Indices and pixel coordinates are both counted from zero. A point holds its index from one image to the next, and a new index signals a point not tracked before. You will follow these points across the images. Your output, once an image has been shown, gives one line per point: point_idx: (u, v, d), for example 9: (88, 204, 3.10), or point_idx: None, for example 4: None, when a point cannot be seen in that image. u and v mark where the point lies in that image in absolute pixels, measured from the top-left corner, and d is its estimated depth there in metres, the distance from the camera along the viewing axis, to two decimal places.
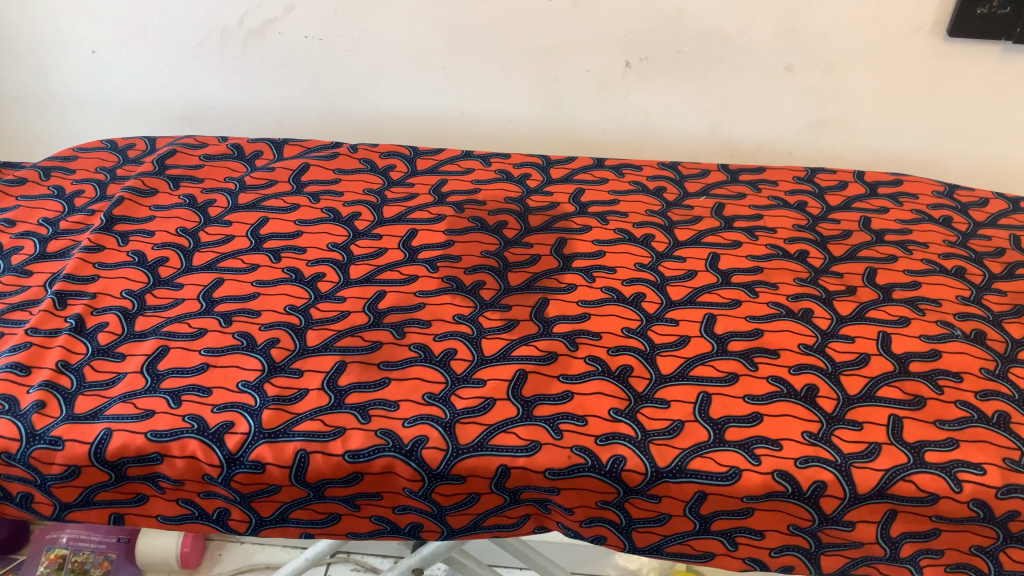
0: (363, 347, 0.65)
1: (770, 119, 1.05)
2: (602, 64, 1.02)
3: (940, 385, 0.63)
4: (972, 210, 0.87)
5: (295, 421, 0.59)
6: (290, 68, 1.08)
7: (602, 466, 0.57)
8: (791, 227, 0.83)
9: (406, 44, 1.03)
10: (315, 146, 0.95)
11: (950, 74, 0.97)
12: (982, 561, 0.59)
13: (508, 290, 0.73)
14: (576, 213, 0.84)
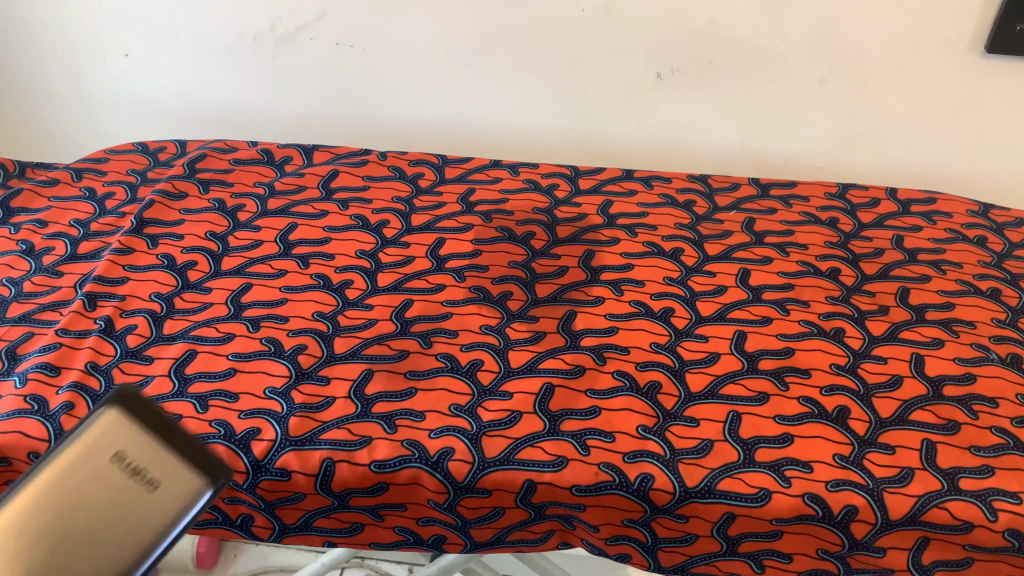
0: (389, 356, 0.64)
1: (799, 134, 1.01)
2: (632, 74, 0.97)
3: (974, 410, 0.63)
4: (1008, 230, 0.83)
5: (322, 429, 0.58)
6: (313, 75, 1.03)
7: (630, 484, 0.57)
8: (823, 244, 0.80)
9: (436, 52, 0.98)
10: (345, 152, 0.92)
11: (983, 90, 0.92)
12: None
13: (574, 339, 0.67)
14: (604, 225, 0.81)
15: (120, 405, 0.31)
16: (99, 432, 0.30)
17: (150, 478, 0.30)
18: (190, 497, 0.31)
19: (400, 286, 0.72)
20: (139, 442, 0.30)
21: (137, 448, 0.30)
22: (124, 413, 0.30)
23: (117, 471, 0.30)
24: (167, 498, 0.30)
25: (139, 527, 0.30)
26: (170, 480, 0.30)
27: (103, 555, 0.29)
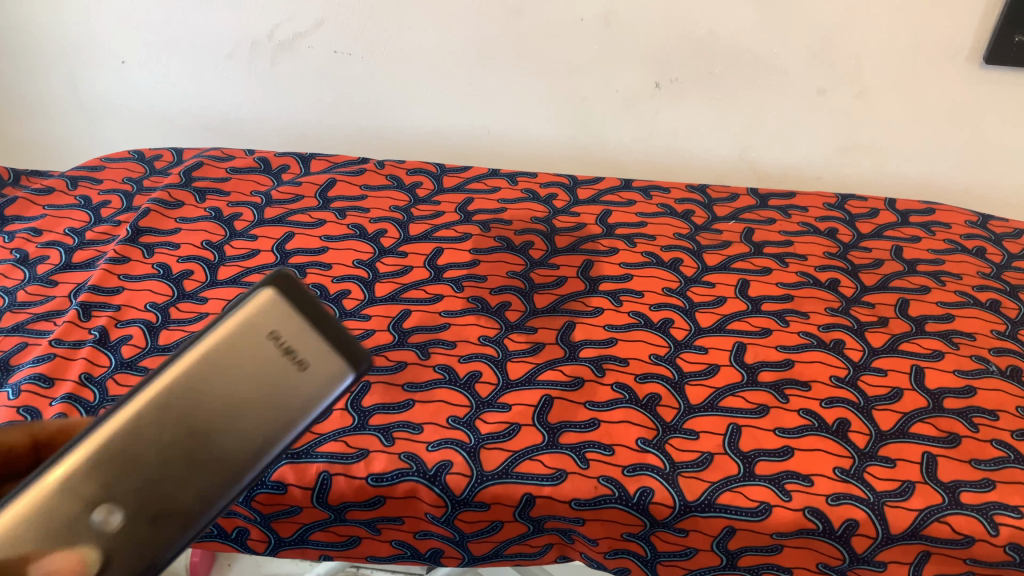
0: (387, 367, 0.64)
1: (800, 143, 1.00)
2: (631, 84, 0.97)
3: (975, 423, 0.63)
4: (1007, 241, 0.83)
5: (318, 441, 0.58)
6: (314, 82, 1.02)
7: (629, 498, 0.56)
8: (822, 255, 0.80)
9: (436, 60, 0.98)
10: (341, 161, 0.92)
11: (982, 102, 0.92)
12: None
13: (572, 350, 0.67)
14: (603, 235, 0.81)
15: (279, 289, 0.34)
16: (260, 309, 0.34)
17: (301, 358, 0.34)
18: (331, 382, 0.35)
19: (398, 296, 0.72)
20: (291, 322, 0.34)
21: (290, 328, 0.34)
22: (281, 295, 0.34)
23: (272, 346, 0.34)
24: (315, 378, 0.35)
25: (290, 397, 0.34)
26: (317, 363, 0.34)
27: (263, 411, 0.34)
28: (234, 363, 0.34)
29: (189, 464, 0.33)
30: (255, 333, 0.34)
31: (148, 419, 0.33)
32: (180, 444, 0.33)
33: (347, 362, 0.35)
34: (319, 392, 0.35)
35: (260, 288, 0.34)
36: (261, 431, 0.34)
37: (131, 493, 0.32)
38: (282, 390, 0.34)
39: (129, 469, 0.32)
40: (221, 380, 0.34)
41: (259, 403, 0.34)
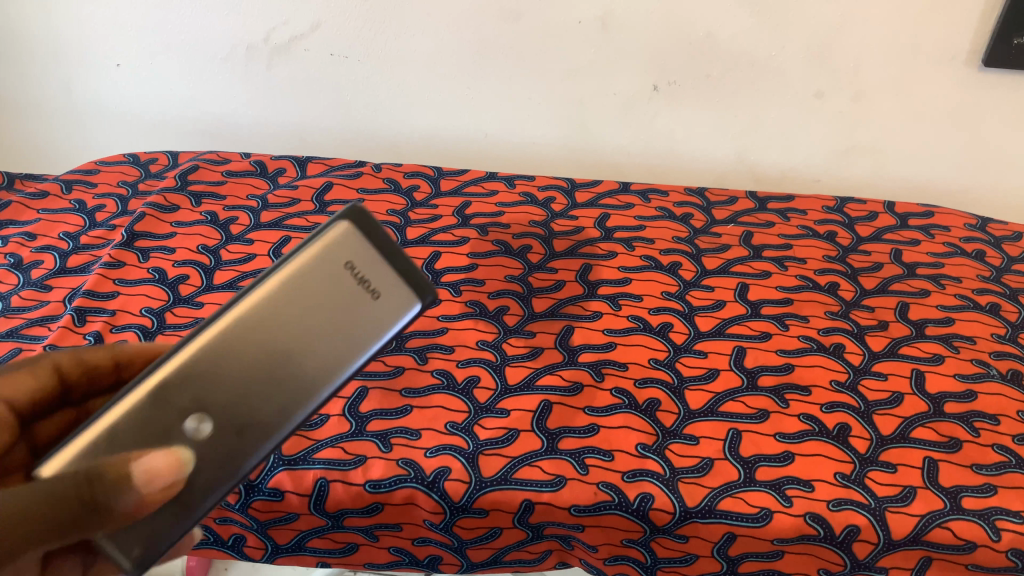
0: (385, 373, 0.63)
1: (798, 146, 1.00)
2: (629, 87, 0.97)
3: (976, 428, 0.62)
4: (1006, 244, 0.83)
5: (315, 447, 0.57)
6: (312, 85, 1.02)
7: (629, 503, 0.56)
8: (821, 258, 0.80)
9: (434, 63, 0.97)
10: (339, 164, 0.90)
11: (981, 105, 0.92)
12: None
13: (571, 355, 0.66)
14: (601, 238, 0.80)
15: (355, 222, 0.39)
16: (338, 241, 0.39)
17: (374, 288, 0.40)
18: (400, 310, 0.41)
19: None
20: (366, 255, 0.39)
21: (363, 260, 0.40)
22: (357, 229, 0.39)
23: (349, 276, 0.39)
24: (384, 307, 0.40)
25: (362, 323, 0.40)
26: (387, 293, 0.40)
27: (336, 331, 0.40)
28: (315, 289, 0.39)
29: (275, 375, 0.40)
30: (335, 261, 0.39)
31: (244, 331, 0.38)
32: (266, 360, 0.39)
33: (415, 293, 0.41)
34: (388, 319, 0.41)
35: (338, 222, 0.38)
36: (337, 351, 0.40)
37: (231, 399, 0.39)
38: (356, 315, 0.40)
39: (227, 375, 0.39)
40: (302, 302, 0.39)
41: (336, 327, 0.40)
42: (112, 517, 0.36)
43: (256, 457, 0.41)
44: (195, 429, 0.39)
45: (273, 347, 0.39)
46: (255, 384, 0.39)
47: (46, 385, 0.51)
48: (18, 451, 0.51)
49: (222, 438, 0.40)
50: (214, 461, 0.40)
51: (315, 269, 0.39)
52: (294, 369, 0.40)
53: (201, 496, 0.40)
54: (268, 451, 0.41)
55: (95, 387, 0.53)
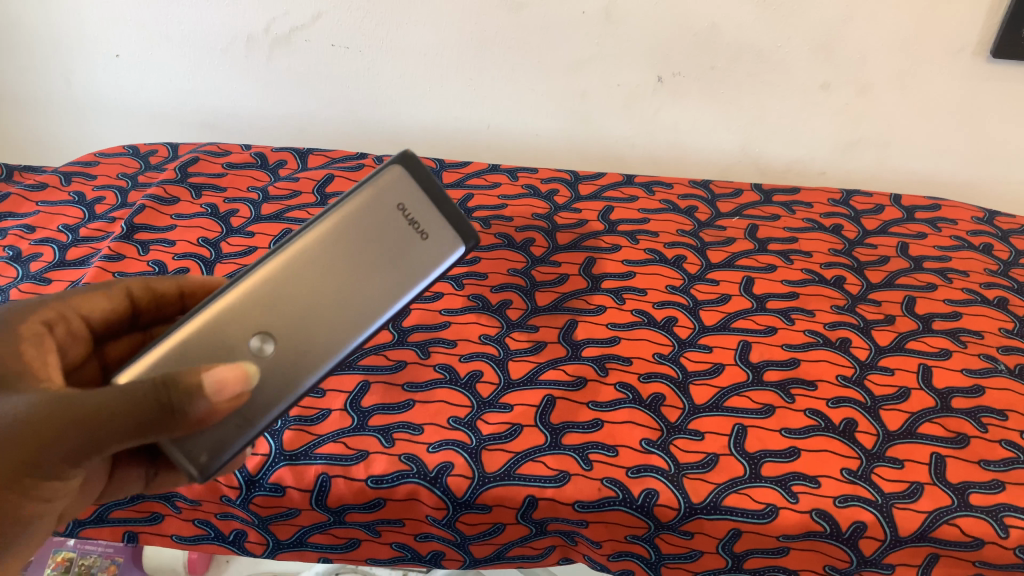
0: (387, 367, 0.63)
1: (803, 139, 0.99)
2: (633, 79, 0.96)
3: (984, 423, 0.62)
4: (1014, 237, 0.82)
5: (317, 442, 0.57)
6: (314, 77, 1.01)
7: (634, 499, 0.56)
8: (827, 252, 0.79)
9: (437, 55, 0.96)
10: (341, 156, 0.86)
11: (989, 97, 0.91)
12: None
13: (574, 349, 0.66)
14: (605, 231, 0.79)
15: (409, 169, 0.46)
16: (395, 183, 0.46)
17: (422, 230, 0.47)
18: (445, 251, 0.47)
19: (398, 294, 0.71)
20: (415, 197, 0.47)
21: (414, 204, 0.47)
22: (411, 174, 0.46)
23: (402, 215, 0.46)
24: (431, 247, 0.47)
25: (411, 258, 0.47)
26: (434, 236, 0.47)
27: (388, 263, 0.46)
28: (372, 223, 0.46)
29: (334, 300, 0.45)
30: (389, 200, 0.46)
31: (312, 255, 0.45)
32: (329, 283, 0.45)
33: (460, 235, 0.47)
34: (435, 257, 0.47)
35: (392, 163, 0.46)
36: (390, 280, 0.46)
37: (294, 318, 0.45)
38: (407, 249, 0.46)
39: (292, 295, 0.45)
40: (362, 233, 0.46)
41: (390, 257, 0.46)
42: (187, 423, 0.41)
43: (314, 377, 0.45)
44: (258, 347, 0.44)
45: (332, 272, 0.45)
46: (317, 306, 0.45)
47: (118, 310, 0.53)
48: (89, 366, 0.54)
49: (283, 355, 0.45)
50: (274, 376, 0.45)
51: (373, 205, 0.46)
52: (353, 294, 0.46)
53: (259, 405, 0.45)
54: (326, 372, 0.46)
55: (160, 316, 0.56)
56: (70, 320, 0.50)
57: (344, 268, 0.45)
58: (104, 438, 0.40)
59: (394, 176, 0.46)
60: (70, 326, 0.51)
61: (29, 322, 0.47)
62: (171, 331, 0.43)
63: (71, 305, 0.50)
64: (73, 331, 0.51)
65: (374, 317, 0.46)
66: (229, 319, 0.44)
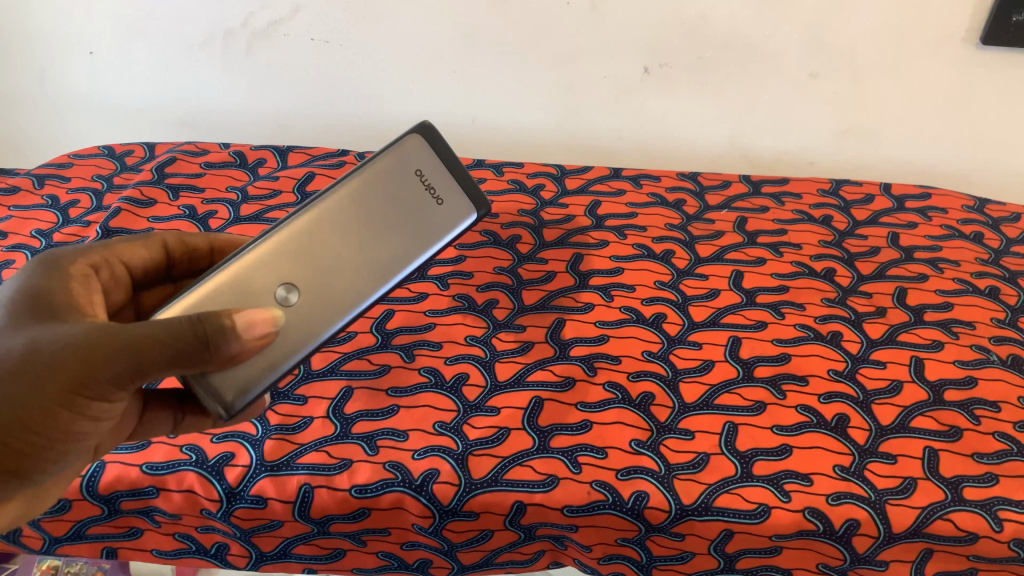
0: (370, 372, 0.62)
1: (792, 129, 0.98)
2: (619, 70, 0.94)
3: (977, 415, 0.61)
4: (1005, 225, 0.81)
5: (299, 452, 0.56)
6: (294, 72, 0.99)
7: (624, 502, 0.55)
8: (816, 243, 0.78)
9: (421, 50, 0.95)
10: (321, 154, 0.85)
11: (980, 84, 0.90)
12: None
13: (561, 348, 0.64)
14: (592, 227, 0.78)
15: (427, 137, 0.51)
16: (414, 150, 0.50)
17: (438, 195, 0.50)
18: (460, 216, 0.51)
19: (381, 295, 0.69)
20: (432, 165, 0.51)
21: (432, 171, 0.51)
22: (428, 142, 0.50)
23: (419, 180, 0.50)
24: (446, 210, 0.51)
25: (428, 222, 0.50)
26: (450, 201, 0.51)
27: (407, 224, 0.50)
28: (392, 186, 0.50)
29: (356, 255, 0.49)
30: (407, 165, 0.50)
31: (337, 212, 0.49)
32: (352, 240, 0.49)
33: (473, 203, 0.51)
34: (450, 222, 0.51)
35: (412, 132, 0.50)
36: (406, 240, 0.50)
37: (318, 272, 0.49)
38: (423, 212, 0.50)
39: (318, 249, 0.49)
40: (382, 195, 0.50)
41: (406, 218, 0.50)
42: (220, 360, 0.43)
43: (334, 327, 0.49)
44: (283, 296, 0.48)
45: (354, 230, 0.49)
46: (338, 261, 0.49)
47: (155, 261, 0.56)
48: (126, 314, 0.56)
49: (309, 305, 0.48)
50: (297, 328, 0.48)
51: (393, 170, 0.50)
52: (371, 251, 0.49)
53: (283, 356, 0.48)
54: (346, 324, 0.49)
55: (192, 270, 0.58)
56: (112, 266, 0.52)
57: (364, 227, 0.50)
58: (149, 363, 0.41)
59: (413, 145, 0.50)
60: (112, 272, 0.53)
61: (77, 263, 0.49)
62: (207, 277, 0.47)
63: (116, 252, 0.52)
64: (115, 277, 0.53)
65: (391, 273, 0.50)
66: (259, 269, 0.48)
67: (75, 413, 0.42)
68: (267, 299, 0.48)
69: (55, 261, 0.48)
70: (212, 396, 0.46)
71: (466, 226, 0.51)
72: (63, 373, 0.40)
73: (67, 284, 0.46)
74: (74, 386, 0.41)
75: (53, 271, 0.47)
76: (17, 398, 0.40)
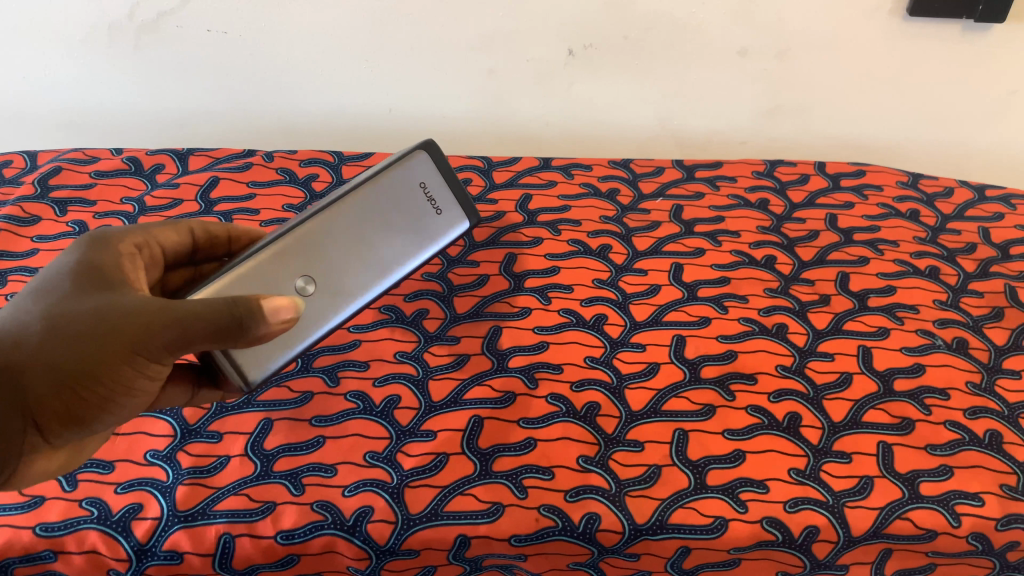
0: (290, 401, 0.56)
1: (723, 109, 0.95)
2: (543, 53, 0.89)
3: (927, 404, 0.59)
4: (939, 201, 0.80)
5: (215, 497, 0.51)
6: (193, 67, 0.91)
7: (575, 527, 0.51)
8: (755, 230, 0.75)
9: (331, 38, 0.88)
10: (225, 155, 0.77)
11: (908, 57, 0.89)
12: None
13: (500, 362, 0.60)
14: (524, 223, 0.73)
15: (429, 154, 0.53)
16: (417, 164, 0.53)
17: (438, 206, 0.54)
18: (455, 225, 0.55)
19: None
20: (434, 177, 0.54)
21: (434, 185, 0.54)
22: (433, 158, 0.53)
23: (422, 191, 0.53)
24: (444, 221, 0.54)
25: (427, 229, 0.54)
26: (447, 212, 0.54)
27: (408, 229, 0.54)
28: (397, 195, 0.53)
29: (362, 255, 0.53)
30: (411, 176, 0.53)
31: (347, 217, 0.52)
32: (359, 242, 0.53)
33: (465, 213, 0.55)
34: (445, 229, 0.55)
35: (418, 150, 0.52)
36: (407, 244, 0.54)
37: (331, 269, 0.52)
38: (422, 220, 0.54)
39: (330, 249, 0.52)
40: (388, 203, 0.53)
41: (408, 225, 0.54)
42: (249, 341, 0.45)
43: (342, 316, 0.53)
44: (301, 288, 0.51)
45: (362, 234, 0.53)
46: (348, 259, 0.53)
47: (185, 246, 0.56)
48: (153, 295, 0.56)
49: (322, 296, 0.52)
50: (311, 318, 0.52)
51: (399, 180, 0.53)
52: (376, 250, 0.53)
53: (299, 340, 0.52)
54: (351, 313, 0.54)
55: (214, 255, 0.58)
56: (152, 248, 0.52)
57: (371, 230, 0.53)
58: (192, 337, 0.43)
59: (419, 158, 0.53)
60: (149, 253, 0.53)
61: (123, 243, 0.49)
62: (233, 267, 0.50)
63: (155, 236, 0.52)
64: (152, 259, 0.53)
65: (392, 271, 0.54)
66: (280, 261, 0.51)
67: (132, 373, 0.44)
68: (288, 288, 0.51)
69: (102, 237, 0.49)
70: (236, 370, 0.50)
71: (457, 233, 0.55)
72: (125, 335, 0.42)
73: (118, 259, 0.48)
74: (134, 349, 0.43)
75: (102, 244, 0.48)
76: (82, 353, 0.42)
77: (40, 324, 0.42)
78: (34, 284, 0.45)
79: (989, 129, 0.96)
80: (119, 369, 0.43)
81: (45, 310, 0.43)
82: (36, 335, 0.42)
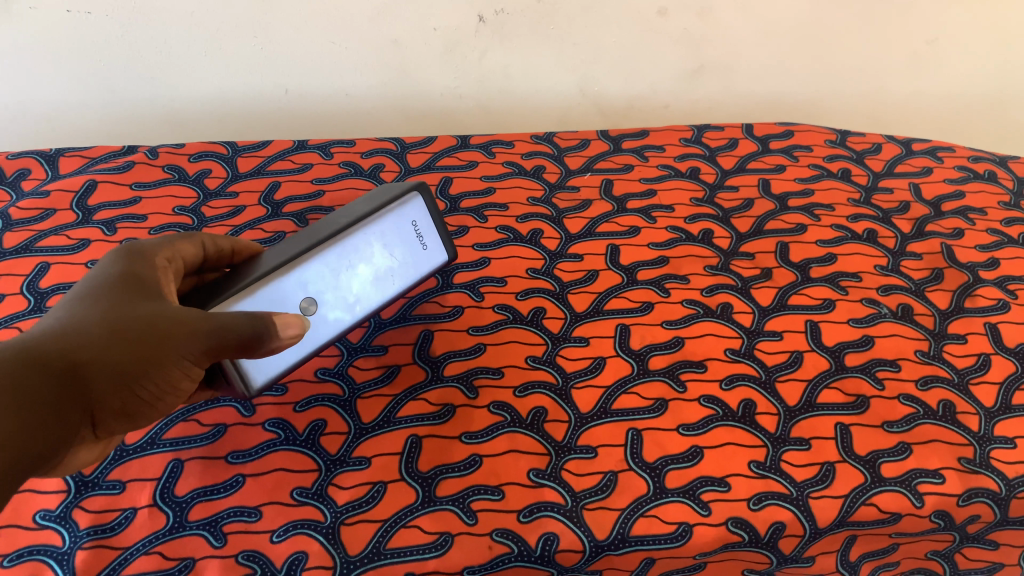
0: (200, 437, 0.50)
1: (643, 70, 0.91)
2: (450, 20, 0.83)
3: (879, 378, 0.57)
4: (869, 158, 0.79)
5: (122, 560, 0.45)
6: (55, 56, 0.80)
7: (532, 550, 0.47)
8: (688, 202, 0.72)
9: (211, 15, 0.79)
10: (102, 155, 0.69)
11: (826, 9, 0.87)
12: (939, 563, 0.59)
13: (435, 371, 0.55)
14: (446, 211, 0.68)
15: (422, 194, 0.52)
16: (412, 203, 0.51)
17: (424, 243, 0.53)
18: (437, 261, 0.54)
19: None
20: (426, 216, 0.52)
21: (424, 222, 0.52)
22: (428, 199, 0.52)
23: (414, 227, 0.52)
24: (427, 256, 0.53)
25: (411, 264, 0.53)
26: (431, 249, 0.53)
27: (393, 263, 0.52)
28: (393, 228, 0.51)
29: (354, 285, 0.50)
30: (408, 211, 0.51)
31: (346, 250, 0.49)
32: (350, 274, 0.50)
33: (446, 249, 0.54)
34: (427, 264, 0.54)
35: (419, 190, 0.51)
36: (393, 276, 0.52)
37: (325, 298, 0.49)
38: (411, 253, 0.53)
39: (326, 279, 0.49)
40: (380, 239, 0.50)
41: (399, 258, 0.52)
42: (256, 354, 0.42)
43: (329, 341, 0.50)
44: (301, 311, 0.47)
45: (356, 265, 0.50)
46: (343, 287, 0.49)
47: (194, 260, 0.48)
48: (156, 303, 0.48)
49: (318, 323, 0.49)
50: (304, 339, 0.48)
51: (396, 214, 0.51)
52: (368, 281, 0.51)
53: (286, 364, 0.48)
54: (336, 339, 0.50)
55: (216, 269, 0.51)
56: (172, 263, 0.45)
57: (363, 261, 0.50)
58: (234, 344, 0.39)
59: (416, 197, 0.51)
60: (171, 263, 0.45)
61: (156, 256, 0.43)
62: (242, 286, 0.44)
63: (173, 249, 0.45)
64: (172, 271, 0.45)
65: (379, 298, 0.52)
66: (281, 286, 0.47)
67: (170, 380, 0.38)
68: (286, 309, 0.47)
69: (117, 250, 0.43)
70: (239, 378, 0.45)
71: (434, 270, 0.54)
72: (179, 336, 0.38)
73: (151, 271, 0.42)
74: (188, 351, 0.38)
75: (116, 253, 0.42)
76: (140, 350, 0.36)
77: (92, 321, 0.36)
78: (64, 296, 0.38)
79: (904, 75, 0.96)
80: (171, 372, 0.38)
81: (101, 310, 0.37)
82: (98, 334, 0.35)
